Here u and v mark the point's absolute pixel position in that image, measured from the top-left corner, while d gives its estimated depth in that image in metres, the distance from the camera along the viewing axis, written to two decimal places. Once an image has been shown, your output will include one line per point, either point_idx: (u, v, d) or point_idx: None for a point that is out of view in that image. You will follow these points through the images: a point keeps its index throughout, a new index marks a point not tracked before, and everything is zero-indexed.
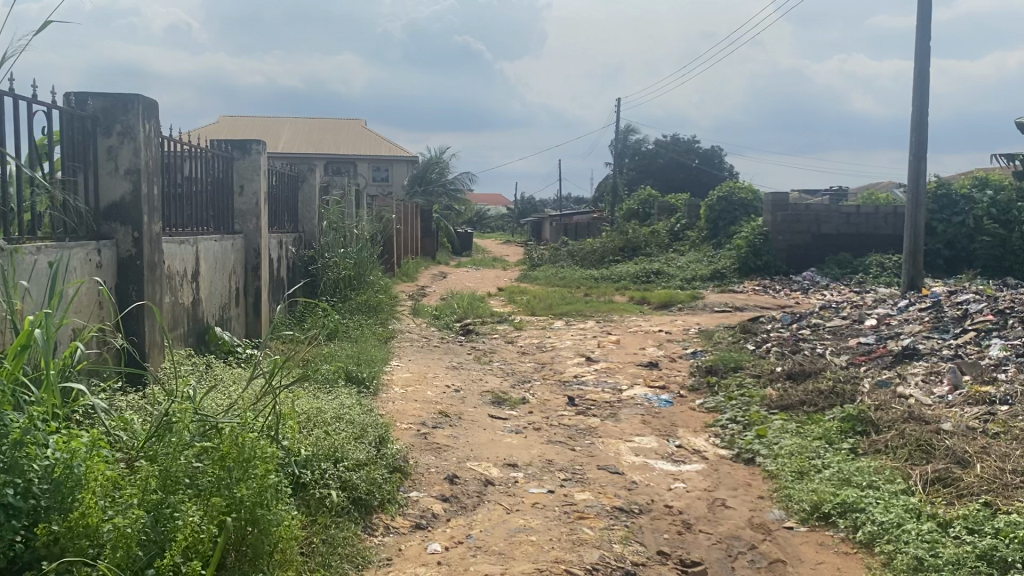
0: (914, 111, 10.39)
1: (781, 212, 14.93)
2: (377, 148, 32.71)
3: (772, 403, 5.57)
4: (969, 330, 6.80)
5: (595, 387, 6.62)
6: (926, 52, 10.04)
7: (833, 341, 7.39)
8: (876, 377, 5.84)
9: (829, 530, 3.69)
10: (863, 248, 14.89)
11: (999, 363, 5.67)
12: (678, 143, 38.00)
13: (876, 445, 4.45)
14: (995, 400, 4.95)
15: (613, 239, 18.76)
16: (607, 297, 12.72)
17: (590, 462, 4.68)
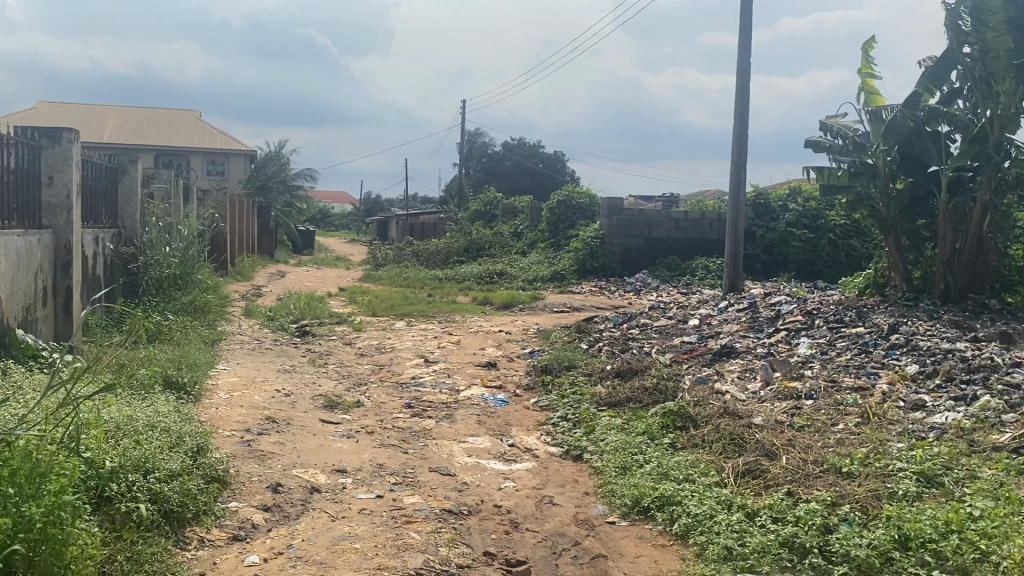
0: (736, 122, 11.00)
1: (616, 217, 15.47)
2: (212, 140, 31.26)
3: (601, 401, 5.72)
4: (781, 330, 7.26)
5: (432, 388, 6.58)
6: (747, 69, 10.66)
7: (660, 340, 7.69)
8: (696, 374, 6.12)
9: (648, 524, 3.82)
10: (690, 252, 15.64)
11: (806, 360, 6.08)
12: (521, 146, 38.59)
13: (694, 439, 4.66)
14: (801, 394, 5.29)
15: (457, 239, 18.81)
16: (449, 297, 12.71)
17: (421, 465, 4.63)
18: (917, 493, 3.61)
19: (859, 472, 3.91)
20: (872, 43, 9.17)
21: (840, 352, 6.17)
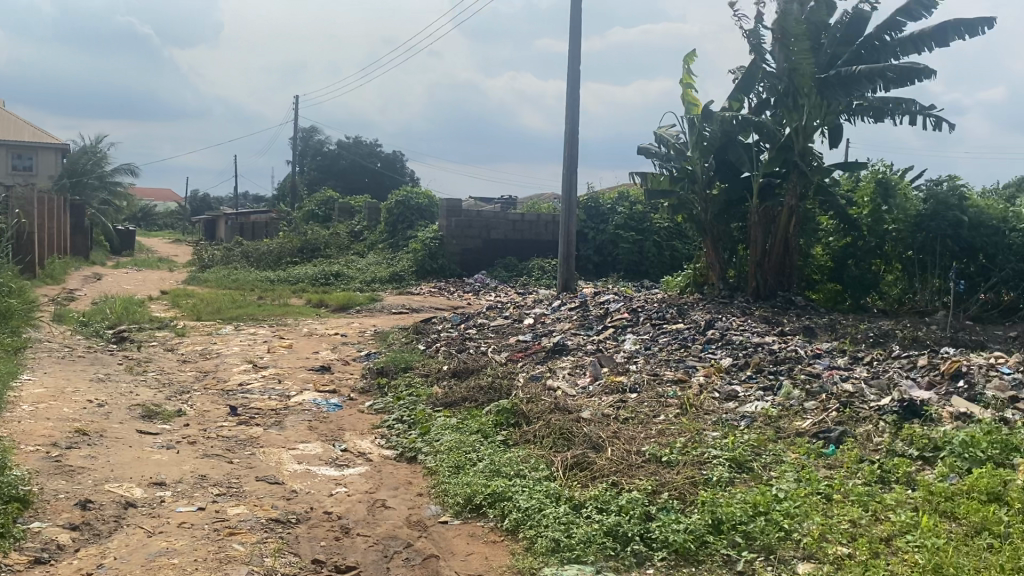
0: (568, 127, 11.31)
1: (454, 218, 15.54)
2: (16, 132, 28.81)
3: (436, 401, 5.73)
4: (609, 328, 7.53)
5: (261, 394, 6.35)
6: (578, 75, 10.98)
7: (496, 339, 7.79)
8: (530, 372, 6.25)
9: (479, 521, 3.86)
10: (527, 254, 15.87)
11: (632, 355, 6.34)
12: (358, 145, 38.05)
13: (526, 435, 4.75)
14: (627, 388, 5.51)
15: (291, 240, 18.28)
16: (281, 300, 12.32)
17: (248, 474, 4.46)
18: (729, 478, 3.85)
19: (678, 460, 4.11)
20: (692, 56, 9.68)
21: (663, 348, 6.48)
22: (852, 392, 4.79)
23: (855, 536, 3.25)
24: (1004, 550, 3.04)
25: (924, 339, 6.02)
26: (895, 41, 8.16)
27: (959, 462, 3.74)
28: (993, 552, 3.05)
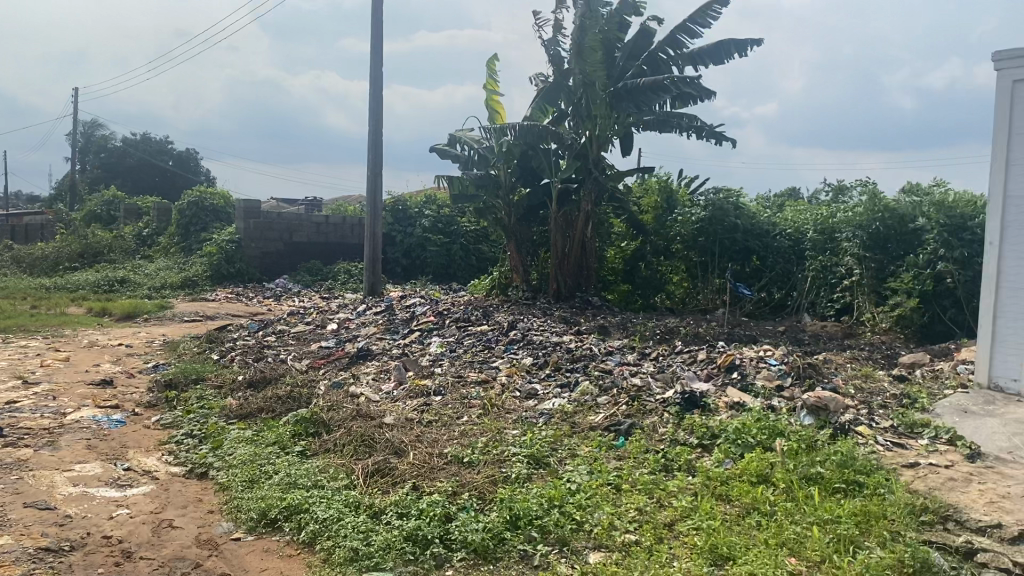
0: (371, 129, 11.20)
1: (253, 220, 14.98)
2: None
3: (231, 413, 5.49)
4: (413, 331, 7.51)
5: (31, 413, 5.81)
6: (379, 78, 10.90)
7: (297, 346, 7.57)
8: (331, 379, 6.12)
9: (275, 535, 3.73)
10: (331, 257, 15.63)
11: (435, 358, 6.36)
12: (148, 142, 35.79)
13: (326, 444, 4.65)
14: (430, 391, 5.53)
15: (70, 243, 16.87)
16: (58, 309, 11.33)
17: (14, 501, 4.07)
18: (527, 475, 3.94)
19: (478, 459, 4.16)
20: (496, 61, 9.88)
21: (466, 350, 6.55)
22: (640, 386, 5.07)
23: (642, 523, 3.44)
24: (770, 527, 3.32)
25: (705, 335, 6.47)
26: (677, 56, 8.68)
27: (732, 447, 4.06)
28: (761, 529, 3.33)
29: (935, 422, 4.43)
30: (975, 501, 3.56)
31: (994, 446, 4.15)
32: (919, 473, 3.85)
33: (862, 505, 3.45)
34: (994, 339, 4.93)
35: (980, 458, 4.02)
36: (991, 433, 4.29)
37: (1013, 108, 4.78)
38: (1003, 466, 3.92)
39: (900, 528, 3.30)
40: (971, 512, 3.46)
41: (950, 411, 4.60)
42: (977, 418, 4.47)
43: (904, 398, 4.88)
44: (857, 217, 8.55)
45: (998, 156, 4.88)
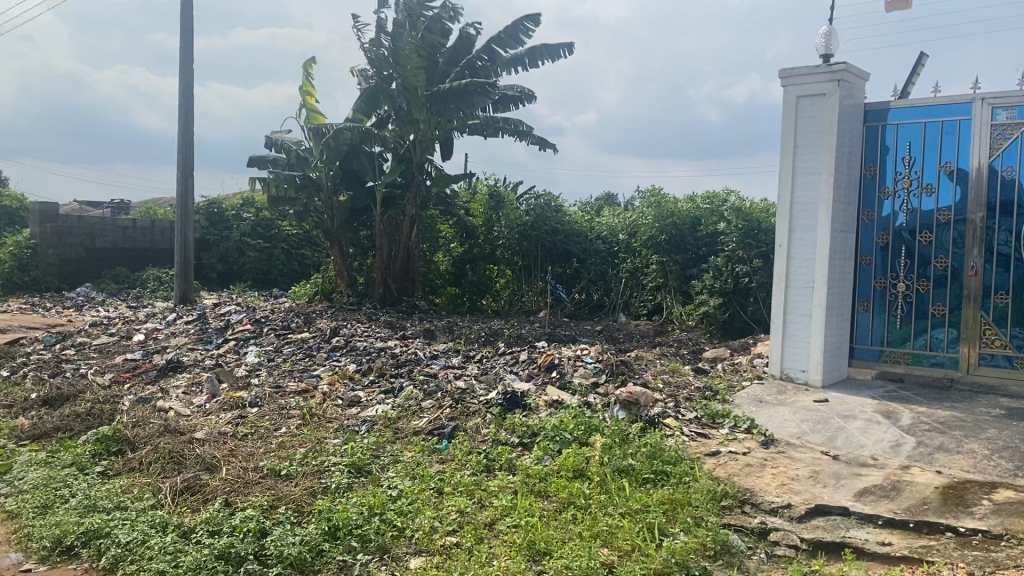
0: (180, 128, 10.68)
1: (50, 224, 13.82)
2: None
3: (22, 436, 5.06)
4: (229, 341, 7.21)
5: None
6: (190, 76, 10.41)
7: (99, 360, 7.08)
8: (137, 394, 5.75)
9: (72, 564, 3.45)
10: (140, 263, 14.76)
11: (252, 368, 6.14)
12: None
13: (130, 463, 4.37)
14: (246, 403, 5.34)
15: None
16: None
17: None
18: (348, 484, 3.87)
19: (295, 471, 4.05)
20: (312, 62, 9.69)
21: (285, 358, 6.37)
22: (463, 389, 5.12)
23: (461, 524, 3.47)
24: (585, 520, 3.44)
25: (526, 336, 6.63)
26: (494, 63, 8.83)
27: (551, 444, 4.17)
28: (576, 523, 3.44)
29: (735, 412, 4.75)
30: (768, 484, 3.85)
31: (786, 432, 4.51)
32: (720, 460, 4.12)
33: (669, 493, 3.64)
34: (784, 333, 5.36)
35: (773, 444, 4.36)
36: (782, 420, 4.66)
37: (797, 123, 5.22)
38: (792, 450, 4.27)
39: (703, 513, 3.51)
40: (765, 495, 3.74)
41: (748, 401, 4.96)
42: (771, 407, 4.84)
43: (708, 391, 5.20)
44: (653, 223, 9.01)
45: (784, 165, 5.31)
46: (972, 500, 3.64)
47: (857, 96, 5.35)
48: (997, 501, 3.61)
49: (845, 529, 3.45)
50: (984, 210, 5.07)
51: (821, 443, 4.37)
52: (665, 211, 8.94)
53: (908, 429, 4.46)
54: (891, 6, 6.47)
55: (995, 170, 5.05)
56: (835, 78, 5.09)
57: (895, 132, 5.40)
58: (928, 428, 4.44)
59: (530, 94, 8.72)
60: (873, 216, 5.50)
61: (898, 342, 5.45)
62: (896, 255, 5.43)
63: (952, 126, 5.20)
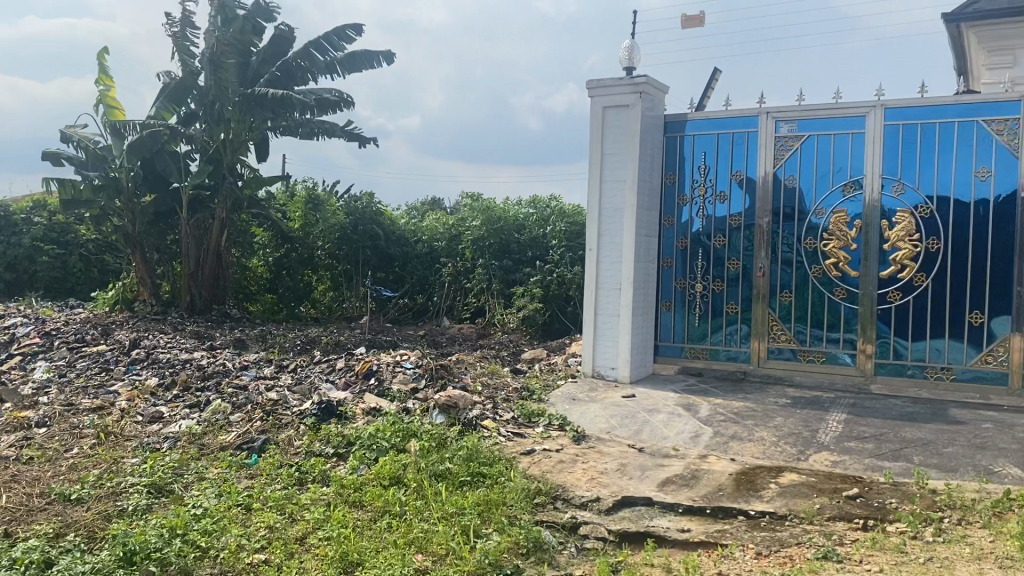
0: None
1: None
2: None
3: None
4: (13, 356, 6.60)
5: None
6: None
7: None
8: None
9: None
10: None
11: (41, 385, 5.65)
12: None
13: None
14: (32, 423, 4.90)
15: None
16: None
17: None
18: (146, 505, 3.65)
19: (88, 495, 3.76)
20: (105, 53, 9.09)
21: (79, 374, 5.93)
22: (275, 400, 4.97)
23: (271, 541, 3.35)
24: (399, 527, 3.40)
25: (344, 343, 6.53)
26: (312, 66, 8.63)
27: (366, 453, 4.11)
28: (391, 531, 3.39)
29: (549, 411, 4.89)
30: (579, 479, 3.98)
31: (596, 429, 4.70)
32: (534, 459, 4.22)
33: (485, 494, 3.67)
34: (594, 333, 5.57)
35: (584, 440, 4.52)
36: (593, 417, 4.84)
37: (603, 132, 5.46)
38: (601, 445, 4.45)
39: (517, 512, 3.57)
40: (575, 490, 3.86)
41: (562, 399, 5.12)
42: (583, 405, 5.02)
43: (524, 391, 5.31)
44: (481, 226, 9.16)
45: (592, 172, 5.53)
46: (761, 483, 3.93)
47: (657, 108, 5.66)
48: (782, 484, 3.91)
49: (649, 519, 3.62)
50: (770, 215, 5.52)
51: (628, 437, 4.57)
52: (496, 216, 9.16)
53: (707, 420, 4.76)
54: (686, 24, 6.89)
55: (778, 179, 5.50)
56: (637, 90, 5.36)
57: (692, 143, 5.76)
58: (724, 419, 4.76)
59: (349, 101, 8.61)
60: (673, 222, 5.84)
61: (698, 338, 5.81)
62: (694, 258, 5.79)
63: (741, 137, 5.60)
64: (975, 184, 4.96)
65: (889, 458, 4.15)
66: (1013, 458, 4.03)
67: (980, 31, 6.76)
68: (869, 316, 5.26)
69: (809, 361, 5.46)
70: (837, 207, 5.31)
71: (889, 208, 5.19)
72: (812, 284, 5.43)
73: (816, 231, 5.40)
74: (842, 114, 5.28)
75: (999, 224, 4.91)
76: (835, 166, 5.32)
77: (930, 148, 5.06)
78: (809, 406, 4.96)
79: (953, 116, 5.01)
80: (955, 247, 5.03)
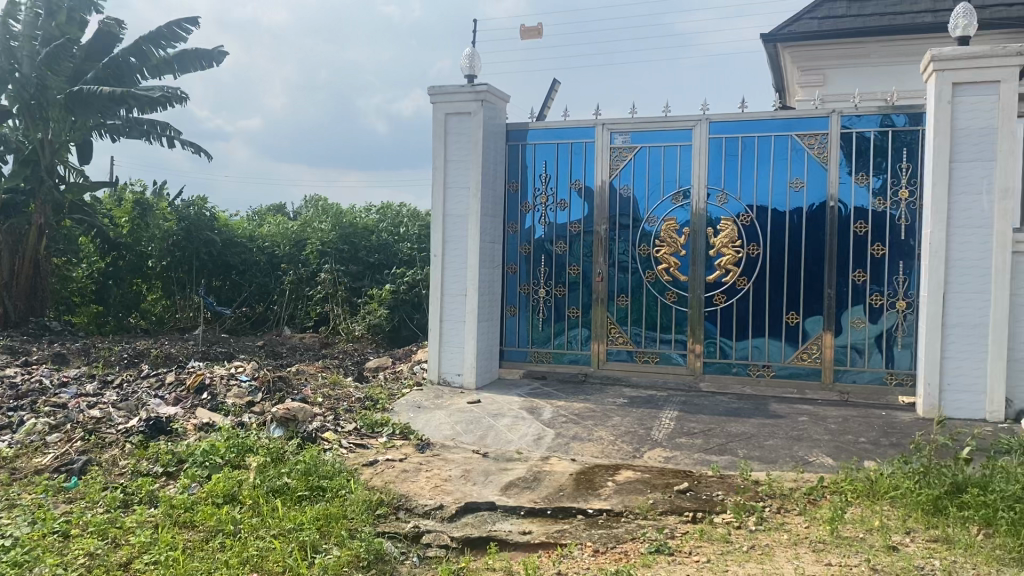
0: None
1: None
2: None
3: None
4: None
5: None
6: None
7: None
8: None
9: None
10: None
11: None
12: None
13: None
14: None
15: None
16: None
17: None
18: None
19: None
20: None
21: None
22: (98, 418, 4.67)
23: (91, 569, 3.12)
24: (233, 547, 3.26)
25: (176, 356, 6.24)
26: (143, 64, 8.20)
27: (199, 471, 3.93)
28: (224, 552, 3.24)
29: (393, 421, 4.86)
30: (422, 488, 3.97)
31: (440, 436, 4.70)
32: (377, 469, 4.17)
33: (324, 508, 3.58)
34: (439, 340, 5.57)
35: (428, 448, 4.52)
36: (438, 424, 4.85)
37: (447, 139, 5.49)
38: (445, 453, 4.46)
39: (357, 525, 3.51)
40: (418, 499, 3.84)
41: (406, 408, 5.10)
42: (427, 412, 5.02)
43: (368, 400, 5.24)
44: (328, 234, 9.13)
45: (436, 179, 5.53)
46: (599, 482, 4.05)
47: (498, 117, 5.74)
48: (619, 481, 4.05)
49: (491, 523, 3.65)
50: (607, 222, 5.72)
51: (473, 443, 4.60)
52: (344, 226, 9.20)
53: (548, 422, 4.86)
54: (525, 35, 7.03)
55: (614, 188, 5.71)
56: (479, 98, 5.42)
57: (533, 151, 5.88)
58: (565, 420, 4.88)
59: (184, 99, 8.25)
60: (516, 228, 5.94)
61: (541, 342, 5.93)
62: (536, 264, 5.91)
63: (579, 148, 5.77)
64: (790, 194, 5.33)
65: (717, 452, 4.39)
66: (825, 448, 4.35)
67: (795, 53, 7.27)
68: (698, 318, 5.54)
69: (644, 361, 5.69)
70: (668, 215, 5.58)
71: (715, 215, 5.49)
72: (646, 288, 5.66)
73: (649, 238, 5.64)
74: (672, 126, 5.54)
75: (810, 231, 5.29)
76: (666, 176, 5.57)
77: (751, 160, 5.39)
78: (645, 405, 5.16)
79: (770, 130, 5.36)
80: (773, 253, 5.38)
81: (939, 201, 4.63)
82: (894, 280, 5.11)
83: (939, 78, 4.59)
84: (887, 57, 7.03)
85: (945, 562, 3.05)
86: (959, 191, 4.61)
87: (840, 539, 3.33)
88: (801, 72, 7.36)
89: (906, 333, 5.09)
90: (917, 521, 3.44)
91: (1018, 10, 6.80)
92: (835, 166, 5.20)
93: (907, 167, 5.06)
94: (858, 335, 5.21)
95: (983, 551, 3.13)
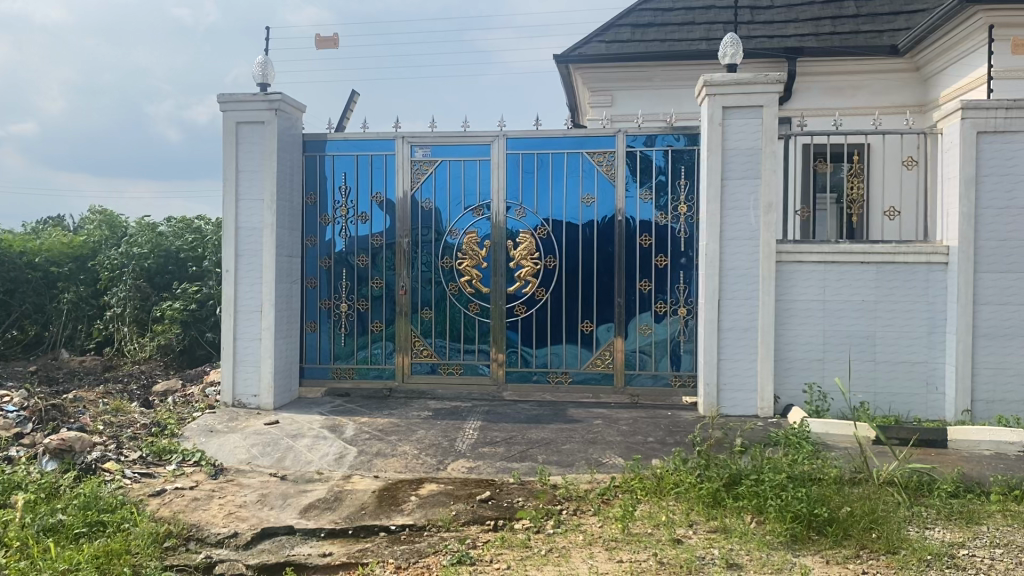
0: None
1: None
2: None
3: None
4: None
5: None
6: None
7: None
8: None
9: None
10: None
11: None
12: None
13: None
14: None
15: None
16: None
17: None
18: None
19: None
20: None
21: None
22: None
23: None
24: None
25: None
26: None
27: None
28: None
29: (183, 447, 4.61)
30: (215, 516, 3.79)
31: (235, 460, 4.52)
32: (164, 499, 3.94)
33: (105, 544, 3.34)
34: (234, 359, 5.35)
35: (221, 474, 4.33)
36: (232, 448, 4.66)
37: (239, 148, 5.29)
38: (240, 477, 4.29)
39: (143, 560, 3.31)
40: (210, 528, 3.67)
41: (198, 433, 4.85)
42: (220, 436, 4.80)
43: (154, 426, 4.93)
44: (142, 246, 8.55)
45: (227, 190, 5.31)
46: (402, 497, 4.03)
47: (293, 127, 5.61)
48: (421, 495, 4.05)
49: (290, 547, 3.54)
50: (409, 235, 5.72)
51: (270, 466, 4.45)
52: (145, 240, 8.60)
53: (350, 440, 4.79)
54: (320, 44, 6.91)
55: (415, 201, 5.73)
56: (272, 107, 5.27)
57: (332, 163, 5.79)
58: (367, 437, 4.83)
59: None
60: (315, 241, 5.82)
61: (344, 357, 5.84)
62: (337, 278, 5.82)
63: (379, 160, 5.76)
64: (582, 209, 5.58)
65: (517, 459, 4.50)
66: (617, 449, 4.58)
67: (585, 72, 7.61)
68: (499, 328, 5.66)
69: (448, 373, 5.74)
70: (469, 228, 5.67)
71: (514, 228, 5.65)
72: (449, 300, 5.72)
73: (452, 250, 5.70)
74: (471, 141, 5.63)
75: (602, 243, 5.56)
76: (466, 189, 5.66)
77: (546, 176, 5.59)
78: (449, 417, 5.21)
79: (564, 147, 5.58)
80: (569, 264, 5.61)
81: (713, 215, 5.00)
82: (676, 288, 5.47)
83: (712, 102, 4.97)
84: (669, 81, 7.53)
85: (723, 550, 3.30)
86: (731, 206, 5.00)
87: (630, 536, 3.51)
88: (592, 92, 7.72)
89: (689, 338, 5.46)
90: (699, 514, 3.69)
91: (778, 41, 7.50)
92: (623, 182, 5.50)
93: (685, 184, 5.44)
94: (645, 340, 5.53)
95: (756, 537, 3.41)
